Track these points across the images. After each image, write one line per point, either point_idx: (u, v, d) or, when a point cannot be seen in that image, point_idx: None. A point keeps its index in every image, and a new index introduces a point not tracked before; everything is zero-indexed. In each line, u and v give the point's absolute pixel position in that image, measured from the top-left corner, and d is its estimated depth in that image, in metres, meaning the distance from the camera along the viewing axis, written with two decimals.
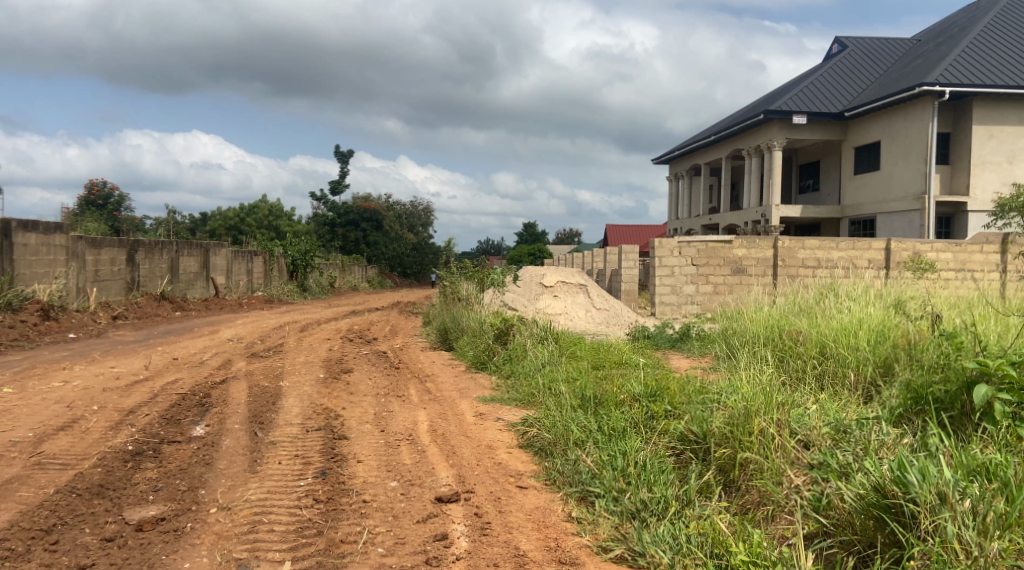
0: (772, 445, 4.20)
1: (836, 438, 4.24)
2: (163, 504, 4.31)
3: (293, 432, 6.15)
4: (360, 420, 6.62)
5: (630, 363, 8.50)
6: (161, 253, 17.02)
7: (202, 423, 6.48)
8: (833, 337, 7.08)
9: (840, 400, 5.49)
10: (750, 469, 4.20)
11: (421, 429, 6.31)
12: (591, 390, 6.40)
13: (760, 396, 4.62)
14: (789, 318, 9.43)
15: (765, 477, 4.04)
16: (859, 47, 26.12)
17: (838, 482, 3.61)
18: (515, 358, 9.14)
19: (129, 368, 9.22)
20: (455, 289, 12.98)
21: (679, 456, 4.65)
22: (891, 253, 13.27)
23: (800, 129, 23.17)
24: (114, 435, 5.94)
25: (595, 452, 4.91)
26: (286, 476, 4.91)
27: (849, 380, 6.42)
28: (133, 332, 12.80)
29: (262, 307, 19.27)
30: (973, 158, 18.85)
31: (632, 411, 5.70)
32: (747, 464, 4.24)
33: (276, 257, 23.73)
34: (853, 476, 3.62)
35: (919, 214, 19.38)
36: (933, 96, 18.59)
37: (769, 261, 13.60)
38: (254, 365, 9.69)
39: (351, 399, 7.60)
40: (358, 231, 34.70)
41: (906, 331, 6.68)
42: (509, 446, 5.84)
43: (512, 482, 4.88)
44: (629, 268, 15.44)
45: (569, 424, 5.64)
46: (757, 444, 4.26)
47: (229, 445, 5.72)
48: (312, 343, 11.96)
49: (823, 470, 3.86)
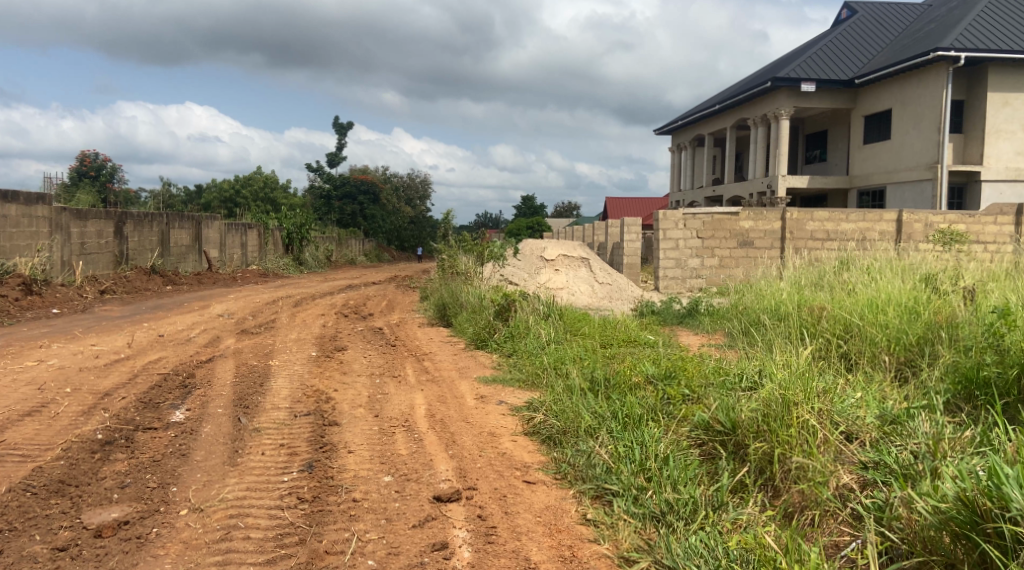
0: (814, 440, 3.74)
1: (888, 433, 3.81)
2: (128, 505, 3.85)
3: (279, 417, 5.68)
4: (353, 404, 6.15)
5: (639, 341, 8.04)
6: (151, 226, 16.44)
7: (183, 407, 6.01)
8: (859, 313, 6.63)
9: (876, 384, 5.09)
10: (791, 470, 3.70)
11: (419, 414, 5.84)
12: (601, 370, 5.96)
13: (797, 382, 4.19)
14: (806, 293, 8.95)
15: (810, 480, 3.55)
16: (869, 13, 25.40)
17: (909, 491, 3.15)
18: (518, 336, 8.66)
19: (110, 346, 8.72)
20: (453, 262, 12.43)
21: (703, 449, 4.23)
22: (903, 224, 12.77)
23: (808, 97, 22.56)
24: (84, 422, 5.45)
25: (610, 443, 4.46)
26: (269, 469, 4.44)
27: (880, 362, 5.99)
28: (119, 307, 12.28)
29: (257, 281, 18.76)
30: (988, 127, 18.29)
31: (647, 395, 5.32)
32: (787, 462, 3.75)
33: (271, 230, 23.18)
34: (925, 484, 3.16)
35: (931, 185, 18.82)
36: (948, 61, 17.97)
37: (777, 233, 13.05)
38: (243, 343, 9.20)
39: (344, 379, 7.13)
40: (354, 204, 33.75)
41: (942, 312, 6.25)
42: (514, 433, 5.37)
43: (518, 476, 4.41)
44: (633, 241, 14.93)
45: (580, 410, 5.20)
46: (798, 438, 3.78)
47: (209, 433, 5.23)
48: (305, 319, 11.47)
49: (884, 472, 3.41)
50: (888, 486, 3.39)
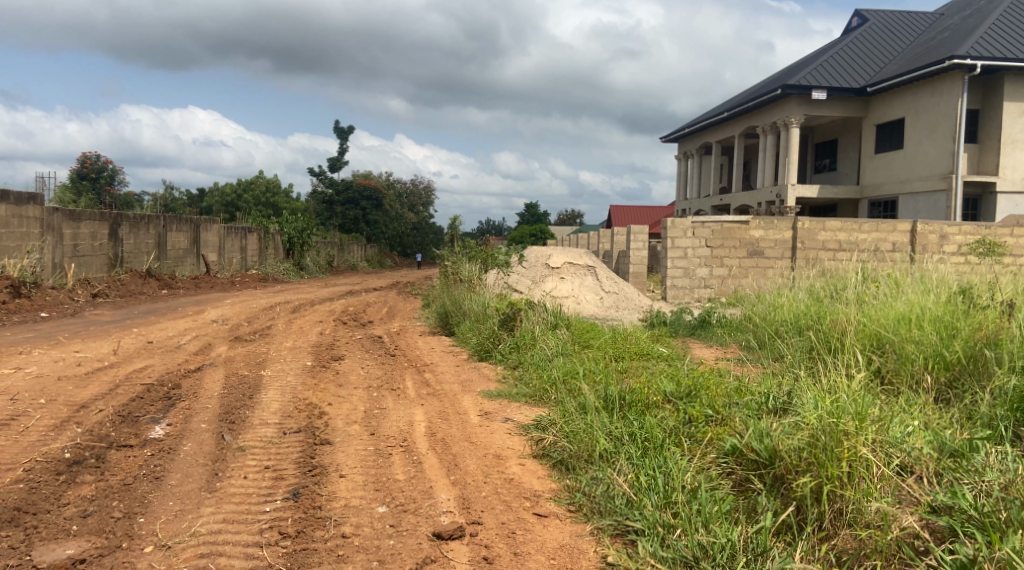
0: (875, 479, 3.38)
1: (953, 469, 3.48)
2: (86, 539, 3.45)
3: (267, 435, 5.21)
4: (347, 420, 5.68)
5: (653, 354, 7.58)
6: (147, 228, 16.00)
7: (164, 422, 5.54)
8: (891, 328, 6.16)
9: (919, 407, 4.67)
10: (849, 516, 3.33)
11: (418, 432, 5.37)
12: (615, 386, 5.49)
13: (843, 406, 3.80)
14: (826, 306, 8.47)
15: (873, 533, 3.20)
16: (881, 21, 24.98)
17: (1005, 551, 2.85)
18: (524, 347, 8.19)
19: (94, 353, 8.26)
20: (456, 269, 11.96)
21: (735, 479, 3.83)
22: (917, 235, 12.28)
23: (819, 105, 22.10)
24: (52, 438, 4.99)
25: (630, 471, 4.06)
26: (251, 496, 4.01)
27: (918, 383, 5.53)
28: (111, 311, 11.85)
29: (256, 286, 18.34)
30: (1003, 137, 17.85)
31: (666, 415, 4.91)
32: (840, 504, 3.38)
33: (272, 234, 22.78)
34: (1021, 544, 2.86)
35: (945, 196, 18.37)
36: (963, 69, 17.53)
37: (788, 244, 12.62)
38: (236, 351, 8.74)
39: (339, 392, 6.67)
40: (358, 210, 33.15)
41: (983, 330, 5.80)
42: (522, 456, 4.91)
43: (528, 508, 3.98)
44: (639, 250, 14.48)
45: (595, 431, 4.75)
46: (855, 476, 3.42)
47: (188, 452, 4.77)
48: (302, 326, 11.02)
49: (964, 524, 3.08)
50: (970, 538, 3.05)
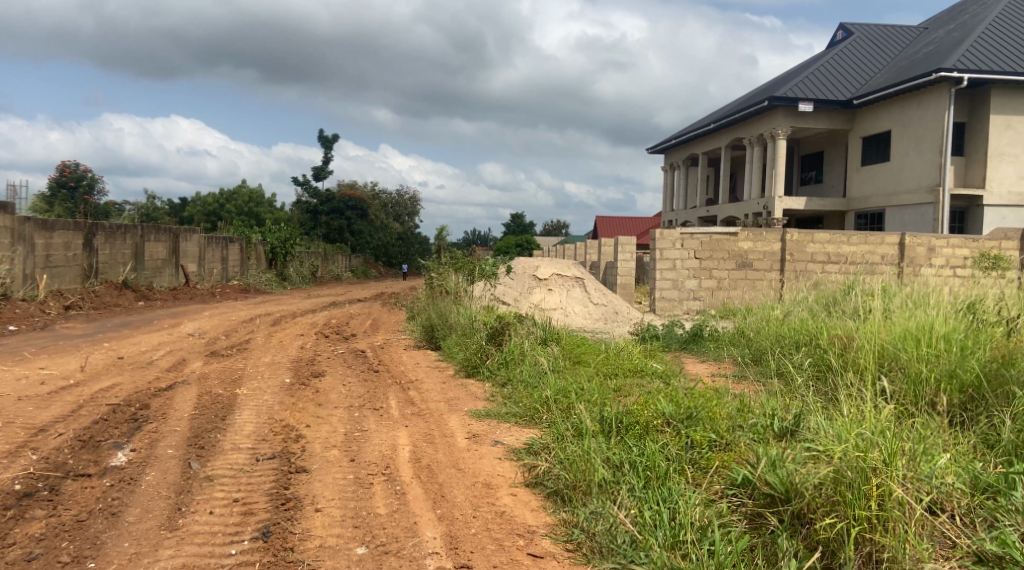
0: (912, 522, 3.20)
1: (993, 509, 3.32)
2: None
3: (238, 462, 4.83)
4: (326, 444, 5.31)
5: (647, 371, 7.24)
6: (124, 238, 15.51)
7: (128, 447, 5.14)
8: (897, 346, 5.85)
9: (935, 431, 4.39)
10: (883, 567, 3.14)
11: (401, 458, 5.00)
12: (612, 408, 5.12)
13: (867, 439, 3.58)
14: (823, 322, 8.17)
15: None
16: (866, 33, 24.94)
17: None
18: (513, 363, 7.83)
19: (60, 369, 7.82)
20: (442, 280, 11.60)
21: (749, 518, 3.58)
22: (905, 248, 12.03)
23: (806, 117, 21.94)
24: (2, 467, 4.59)
25: (634, 506, 3.79)
26: (216, 536, 3.69)
27: (931, 405, 5.22)
28: (83, 324, 11.38)
29: (237, 297, 17.88)
30: (990, 150, 17.73)
31: (667, 438, 4.60)
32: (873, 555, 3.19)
33: (254, 244, 22.30)
34: None
35: (932, 208, 18.21)
36: (950, 83, 17.42)
37: (776, 256, 12.35)
38: (211, 367, 8.34)
39: (318, 412, 6.29)
40: (342, 220, 32.65)
41: (997, 350, 5.51)
42: (513, 485, 4.56)
43: (521, 549, 3.70)
44: (627, 261, 14.17)
45: (590, 456, 4.41)
46: (893, 519, 3.21)
47: (151, 482, 4.39)
48: (282, 340, 10.60)
49: None
50: None
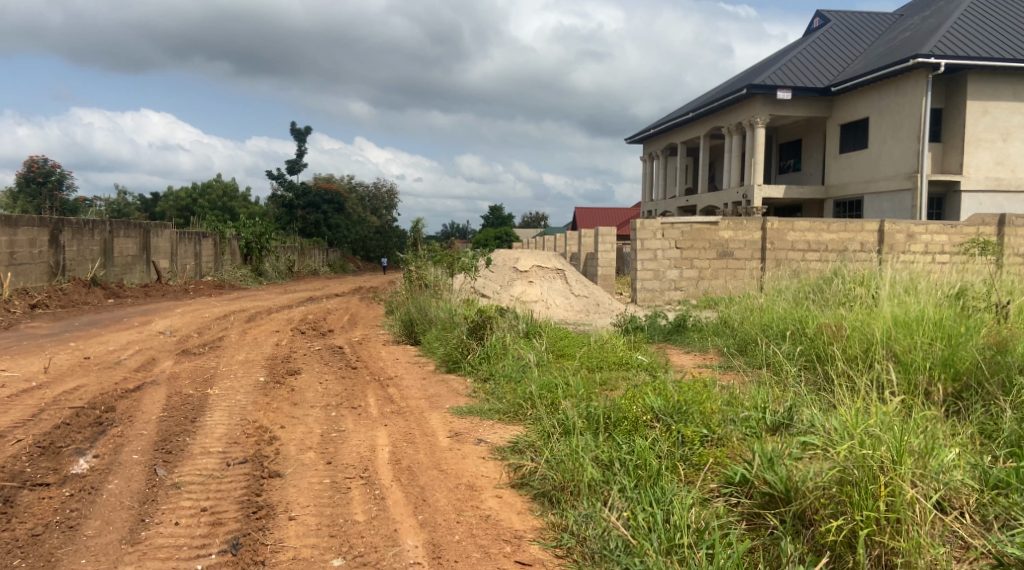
0: (925, 523, 3.05)
1: (1007, 508, 3.21)
2: None
3: (208, 467, 4.57)
4: (301, 446, 5.07)
5: (632, 363, 7.05)
6: (92, 235, 15.08)
7: (90, 453, 4.86)
8: (886, 333, 5.69)
9: (935, 422, 4.22)
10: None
11: (380, 460, 4.77)
12: (599, 403, 4.90)
13: (873, 435, 3.41)
14: (807, 310, 8.03)
15: None
16: (842, 21, 24.90)
17: None
18: (495, 358, 7.61)
19: (22, 371, 7.49)
20: (420, 273, 11.33)
21: (748, 520, 3.40)
22: (885, 234, 11.91)
23: (784, 105, 21.85)
24: None
25: (627, 508, 3.59)
26: (181, 549, 3.46)
27: (925, 395, 5.05)
28: (49, 324, 11.01)
29: (210, 294, 17.50)
30: (967, 136, 17.73)
31: (657, 433, 4.39)
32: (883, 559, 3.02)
33: (228, 239, 21.86)
34: None
35: (910, 195, 18.20)
36: (927, 69, 17.37)
37: (757, 244, 12.22)
38: (182, 366, 8.04)
39: (293, 413, 6.02)
40: (319, 214, 32.20)
41: (990, 335, 5.37)
42: (498, 486, 4.34)
43: (509, 556, 3.50)
44: (608, 252, 13.99)
45: (579, 455, 4.21)
46: (904, 520, 3.05)
47: (114, 491, 4.13)
48: (256, 337, 10.30)
49: None
50: None
